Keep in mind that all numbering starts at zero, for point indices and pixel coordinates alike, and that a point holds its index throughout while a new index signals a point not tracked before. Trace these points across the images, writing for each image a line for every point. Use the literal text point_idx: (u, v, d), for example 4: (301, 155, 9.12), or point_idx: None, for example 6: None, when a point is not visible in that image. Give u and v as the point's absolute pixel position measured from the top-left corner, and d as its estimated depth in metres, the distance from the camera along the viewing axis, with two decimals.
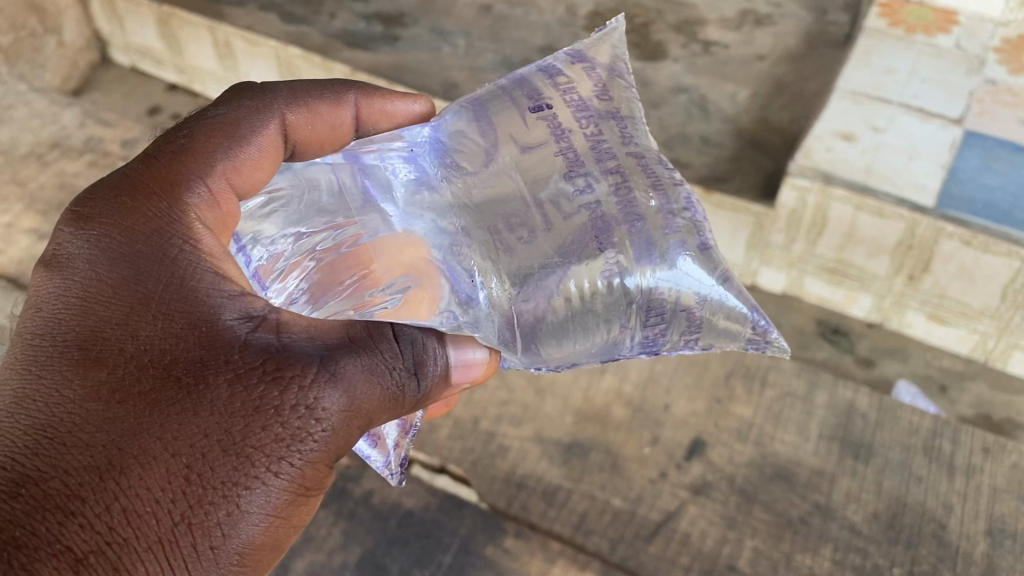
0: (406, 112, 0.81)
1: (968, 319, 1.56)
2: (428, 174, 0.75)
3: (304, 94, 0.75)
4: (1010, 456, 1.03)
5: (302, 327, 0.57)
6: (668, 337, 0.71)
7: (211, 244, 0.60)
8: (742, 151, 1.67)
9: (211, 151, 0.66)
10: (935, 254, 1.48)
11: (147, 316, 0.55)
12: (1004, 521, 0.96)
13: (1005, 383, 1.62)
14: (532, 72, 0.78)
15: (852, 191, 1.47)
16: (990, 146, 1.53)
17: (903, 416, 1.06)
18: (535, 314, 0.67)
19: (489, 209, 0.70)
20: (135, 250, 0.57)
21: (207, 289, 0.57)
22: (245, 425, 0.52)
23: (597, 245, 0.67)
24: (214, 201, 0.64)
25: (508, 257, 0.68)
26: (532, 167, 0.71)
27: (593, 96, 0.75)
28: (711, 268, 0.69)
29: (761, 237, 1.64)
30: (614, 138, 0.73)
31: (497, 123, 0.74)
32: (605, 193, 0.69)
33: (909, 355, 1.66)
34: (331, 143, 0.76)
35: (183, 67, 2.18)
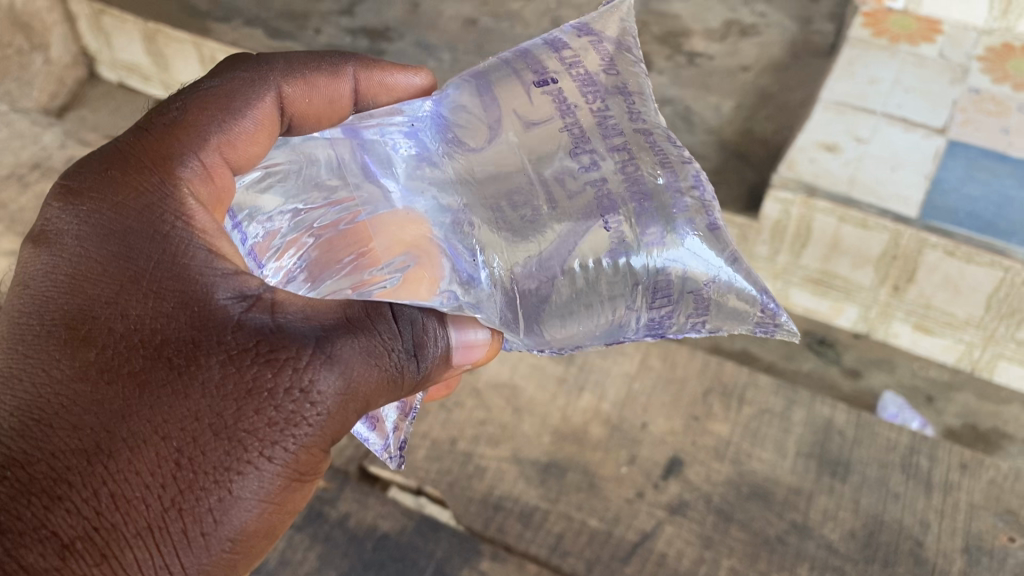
0: (406, 85, 0.85)
1: (953, 330, 1.56)
2: (428, 151, 0.79)
3: (303, 67, 0.78)
4: (987, 472, 1.04)
5: (299, 308, 0.62)
6: (676, 316, 0.74)
7: (204, 220, 0.64)
8: (726, 163, 1.66)
9: (205, 125, 0.70)
10: (919, 265, 1.47)
11: (138, 294, 0.59)
12: (980, 538, 0.98)
13: (991, 393, 1.63)
14: (537, 46, 0.81)
15: (835, 203, 1.47)
16: (973, 155, 1.52)
17: (881, 432, 1.08)
18: (542, 292, 0.71)
19: (490, 185, 0.74)
20: (125, 226, 0.62)
21: (200, 268, 0.61)
22: (237, 409, 0.57)
23: (603, 224, 0.70)
24: (209, 176, 0.68)
25: (516, 235, 0.72)
26: (536, 145, 0.74)
27: (600, 71, 0.78)
28: (722, 248, 0.72)
29: (745, 249, 1.64)
30: (620, 114, 0.75)
31: (501, 98, 0.77)
32: (612, 170, 0.72)
33: (896, 366, 1.67)
34: (329, 118, 0.79)
35: (170, 83, 2.18)
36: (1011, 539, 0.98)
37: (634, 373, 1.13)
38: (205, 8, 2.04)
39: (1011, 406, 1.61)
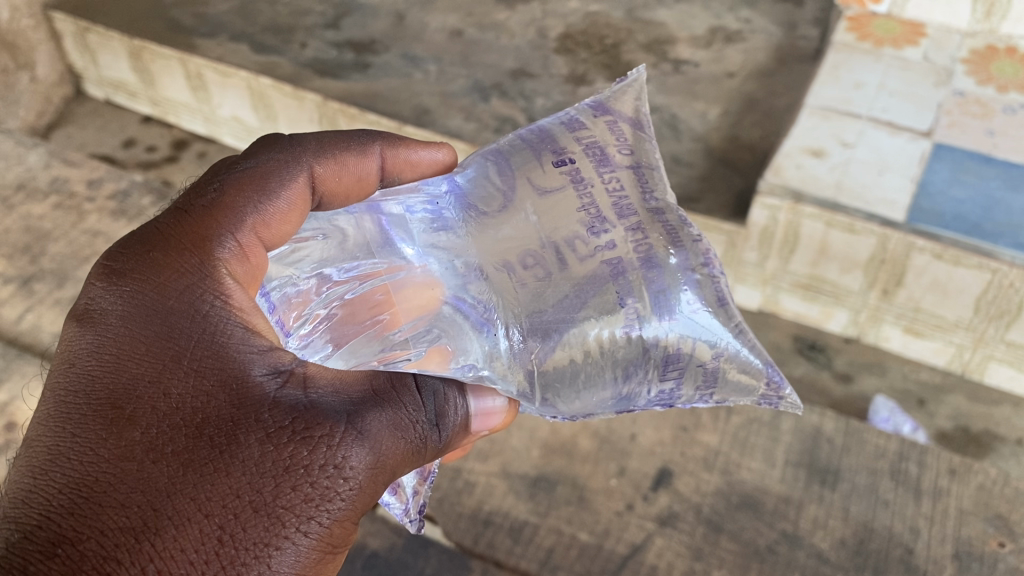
0: (429, 160, 0.80)
1: (943, 332, 1.56)
2: (449, 220, 0.75)
3: (333, 146, 0.74)
4: (976, 477, 1.05)
5: (328, 381, 0.60)
6: (686, 387, 0.72)
7: (241, 300, 0.62)
8: (713, 170, 1.65)
9: (241, 205, 0.67)
10: (907, 268, 1.47)
11: (180, 374, 0.56)
12: (970, 545, 0.98)
13: (982, 395, 1.62)
14: (553, 125, 0.79)
15: (822, 209, 1.47)
16: (959, 158, 1.53)
17: (869, 440, 1.09)
18: (554, 364, 0.68)
19: (503, 251, 0.70)
20: (167, 307, 0.59)
21: (237, 346, 0.58)
22: (276, 485, 0.54)
23: (618, 298, 0.68)
24: (244, 255, 0.65)
25: (535, 313, 0.68)
26: (552, 215, 0.71)
27: (616, 151, 0.75)
28: (729, 320, 0.70)
29: (733, 256, 1.64)
30: (634, 193, 0.72)
31: (518, 170, 0.74)
32: (621, 238, 0.70)
33: (887, 369, 1.67)
34: (356, 194, 0.75)
35: (157, 99, 2.18)
36: (1001, 544, 0.98)
37: None
38: (190, 24, 2.03)
39: (1003, 407, 1.60)
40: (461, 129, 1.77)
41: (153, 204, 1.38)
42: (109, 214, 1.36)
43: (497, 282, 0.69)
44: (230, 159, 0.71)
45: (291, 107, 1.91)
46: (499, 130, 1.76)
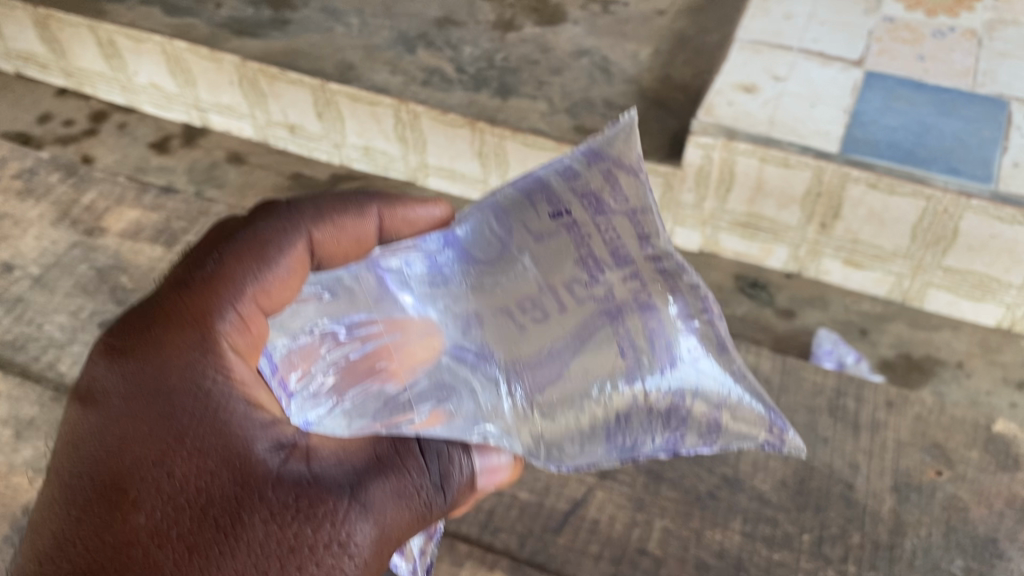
0: (428, 219, 0.73)
1: (882, 262, 1.56)
2: (447, 277, 0.71)
3: (331, 208, 0.70)
4: (912, 408, 1.05)
5: (331, 450, 0.57)
6: (693, 434, 0.68)
7: (241, 374, 0.59)
8: (646, 112, 1.61)
9: (240, 277, 0.63)
10: (843, 201, 1.47)
11: (182, 454, 0.54)
12: (908, 476, 0.99)
13: (923, 321, 1.63)
14: (550, 171, 0.71)
15: (755, 144, 1.44)
16: (892, 86, 1.51)
17: (807, 377, 1.09)
18: (558, 417, 0.65)
19: (501, 298, 0.69)
20: (165, 385, 0.56)
21: (240, 421, 0.56)
22: (281, 567, 0.51)
23: (619, 348, 0.65)
24: (245, 326, 0.61)
25: (536, 369, 0.66)
26: (551, 261, 0.68)
27: (613, 196, 0.68)
28: (727, 363, 0.68)
29: (671, 198, 1.62)
30: (631, 241, 0.67)
31: (513, 215, 0.70)
32: (618, 283, 0.66)
33: (829, 302, 1.67)
34: (355, 255, 0.71)
35: (70, 70, 2.09)
36: (939, 473, 0.99)
37: None
38: None
39: (942, 331, 1.61)
40: (387, 83, 1.69)
41: (62, 181, 1.30)
42: (14, 195, 1.28)
43: (495, 333, 0.68)
44: (228, 223, 0.68)
45: (210, 70, 1.85)
46: (427, 82, 1.69)
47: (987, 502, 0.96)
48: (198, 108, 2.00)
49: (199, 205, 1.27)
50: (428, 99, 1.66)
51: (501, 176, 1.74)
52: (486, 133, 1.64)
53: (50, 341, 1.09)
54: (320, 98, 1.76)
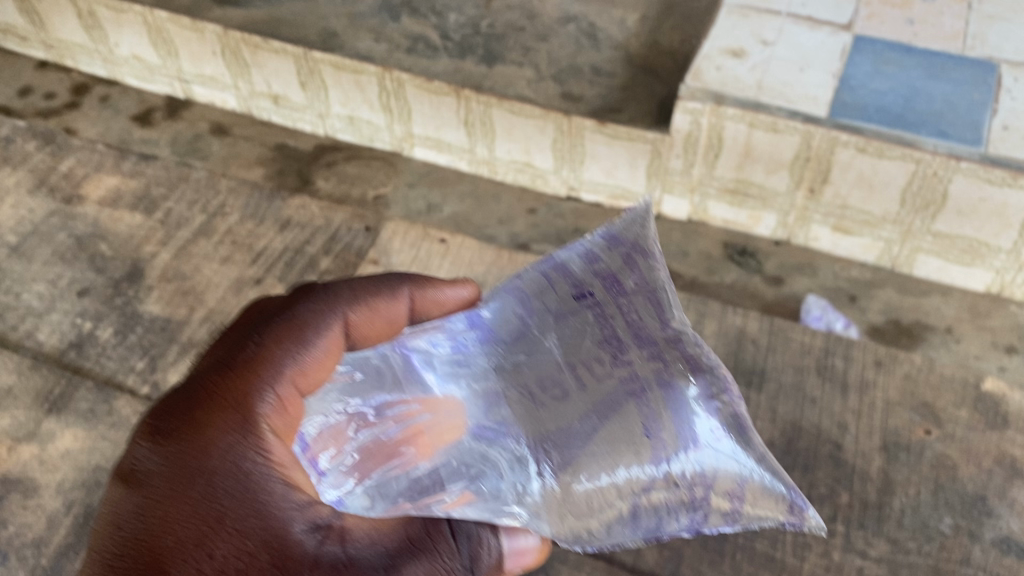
0: (455, 299, 0.78)
1: (871, 228, 1.56)
2: (474, 364, 0.74)
3: (366, 290, 0.71)
4: (901, 367, 1.05)
5: (365, 532, 0.59)
6: (715, 511, 0.68)
7: (280, 454, 0.60)
8: (634, 79, 1.59)
9: (277, 354, 0.64)
10: (833, 165, 1.45)
11: (223, 535, 0.55)
12: (897, 435, 0.99)
13: (912, 286, 1.62)
14: (572, 258, 0.74)
15: (744, 109, 1.43)
16: (880, 50, 1.50)
17: (794, 337, 1.08)
18: (585, 500, 0.67)
19: (525, 379, 0.72)
20: (208, 469, 0.57)
21: (278, 503, 0.57)
22: None
23: (645, 430, 0.64)
24: (283, 407, 0.62)
25: (564, 448, 0.67)
26: (575, 345, 0.70)
27: (633, 277, 0.70)
28: (751, 450, 0.67)
29: (659, 165, 1.60)
30: (651, 320, 0.67)
31: (540, 305, 0.74)
32: (641, 362, 0.66)
33: (818, 270, 1.66)
34: (386, 336, 0.73)
35: (50, 42, 2.06)
36: (928, 432, 0.99)
37: None
38: None
39: (932, 297, 1.61)
40: (371, 51, 1.67)
41: (40, 150, 1.28)
42: None
43: (522, 410, 0.71)
44: (268, 304, 0.69)
45: (191, 40, 1.82)
46: (411, 50, 1.67)
47: (976, 459, 0.97)
48: (180, 79, 1.97)
49: (178, 171, 1.26)
50: (412, 67, 1.64)
51: (488, 145, 1.72)
52: (472, 100, 1.62)
53: (28, 310, 1.09)
54: (304, 68, 1.74)
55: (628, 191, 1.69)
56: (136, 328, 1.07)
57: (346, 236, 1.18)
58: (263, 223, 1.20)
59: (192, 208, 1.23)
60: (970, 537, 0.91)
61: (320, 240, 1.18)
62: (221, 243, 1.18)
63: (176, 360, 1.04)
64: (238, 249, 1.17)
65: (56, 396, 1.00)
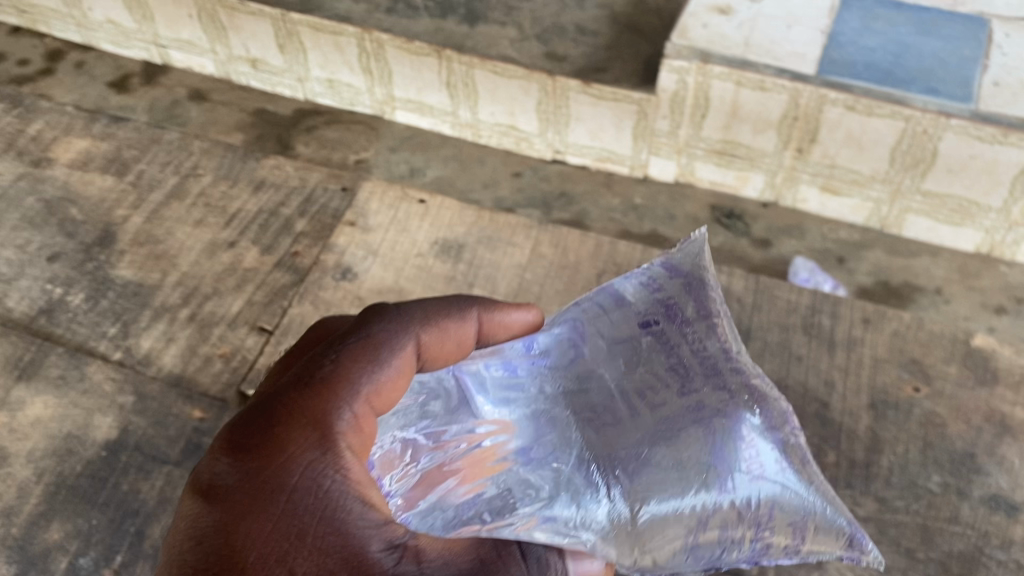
0: (521, 320, 0.78)
1: (860, 188, 1.53)
2: (521, 384, 0.78)
3: (437, 313, 0.71)
4: (889, 324, 1.04)
5: (439, 550, 0.62)
6: (776, 545, 0.77)
7: (358, 474, 0.61)
8: (619, 38, 1.57)
9: (355, 376, 0.64)
10: (821, 123, 1.43)
11: (305, 551, 0.57)
12: (885, 392, 0.98)
13: (901, 247, 1.60)
14: (632, 288, 0.80)
15: (731, 67, 1.40)
16: (869, 6, 1.47)
17: (780, 295, 1.07)
18: (661, 527, 0.72)
19: (589, 404, 0.77)
20: (290, 486, 0.59)
21: (356, 522, 0.59)
22: None
23: (712, 459, 0.73)
24: (359, 427, 0.63)
25: (634, 476, 0.72)
26: (640, 373, 0.77)
27: (691, 306, 0.79)
28: (807, 481, 0.78)
29: (645, 126, 1.57)
30: (715, 351, 0.77)
31: (601, 331, 0.80)
32: (708, 394, 0.75)
33: (806, 232, 1.64)
34: (454, 356, 0.73)
35: (23, 7, 2.01)
36: (916, 389, 0.98)
37: (525, 264, 1.09)
38: None
39: (921, 258, 1.59)
40: (350, 12, 1.64)
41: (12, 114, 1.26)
42: None
43: (588, 435, 0.75)
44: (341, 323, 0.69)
45: (167, 3, 1.78)
46: (392, 10, 1.64)
47: (965, 417, 0.96)
48: (157, 44, 1.93)
49: (150, 133, 1.25)
50: (393, 27, 1.61)
51: (470, 107, 1.69)
52: (453, 61, 1.58)
53: None
54: (282, 30, 1.70)
55: (614, 153, 1.67)
56: (108, 293, 1.06)
57: (322, 197, 1.17)
58: (237, 184, 1.19)
59: (164, 170, 1.22)
60: (958, 494, 0.90)
61: (296, 202, 1.17)
62: (194, 206, 1.17)
63: (149, 324, 1.03)
64: (212, 212, 1.17)
65: (26, 362, 0.99)
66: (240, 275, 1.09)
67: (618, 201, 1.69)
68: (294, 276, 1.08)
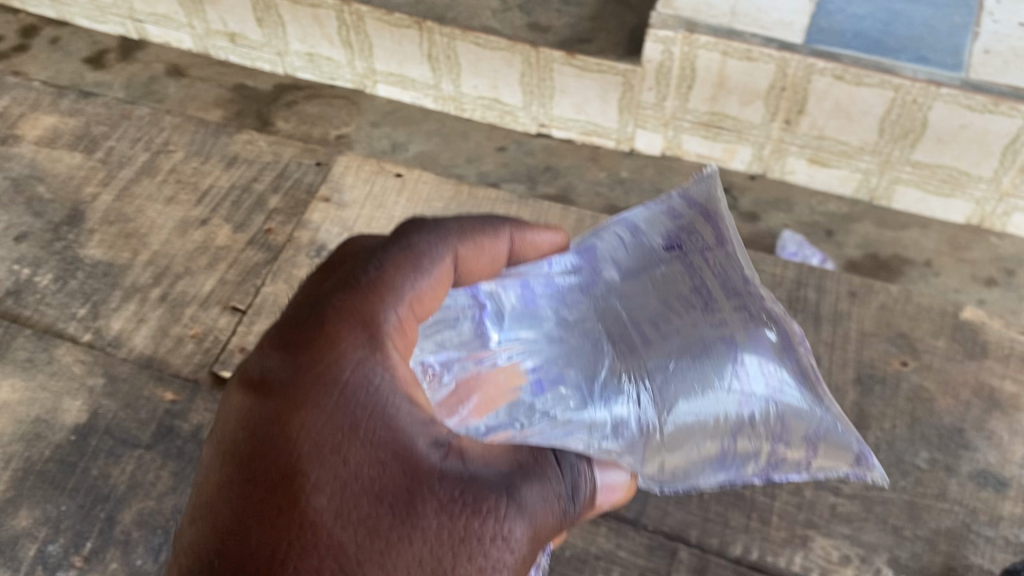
0: (549, 243, 0.75)
1: (848, 159, 1.51)
2: (541, 308, 0.74)
3: (474, 227, 0.68)
4: (876, 298, 1.02)
5: (480, 451, 0.56)
6: (788, 460, 0.73)
7: (403, 376, 0.56)
8: (604, 8, 1.54)
9: (393, 279, 0.61)
10: (809, 94, 1.40)
11: (358, 441, 0.52)
12: (872, 367, 0.96)
13: (891, 220, 1.58)
14: (647, 213, 0.76)
15: (717, 36, 1.36)
16: None
17: (766, 270, 1.05)
18: (681, 440, 0.70)
19: (620, 323, 0.73)
20: (334, 380, 0.54)
21: (403, 417, 0.54)
22: (453, 557, 0.50)
23: (731, 373, 0.69)
24: (402, 331, 0.59)
25: (662, 388, 0.69)
26: (667, 292, 0.73)
27: (708, 228, 0.72)
28: (826, 402, 0.73)
29: (631, 98, 1.54)
30: (735, 274, 0.70)
31: (623, 254, 0.76)
32: (730, 315, 0.70)
33: (794, 204, 1.62)
34: (487, 272, 0.70)
35: None
36: (904, 364, 0.96)
37: None
38: None
39: (911, 230, 1.57)
40: None
41: None
42: None
43: (620, 356, 0.72)
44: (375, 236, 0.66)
45: None
46: None
47: (953, 391, 0.94)
48: (133, 19, 1.89)
49: (120, 108, 1.22)
50: None
51: (453, 80, 1.66)
52: (435, 33, 1.55)
53: None
54: (259, 3, 1.66)
55: (599, 126, 1.64)
56: (77, 274, 1.04)
57: (296, 172, 1.14)
58: (209, 160, 1.17)
59: (135, 146, 1.19)
60: (946, 471, 0.88)
61: (269, 177, 1.14)
62: (165, 182, 1.14)
63: (119, 304, 1.01)
64: (183, 188, 1.14)
65: None
66: (212, 253, 1.06)
67: (605, 174, 1.67)
68: (267, 253, 1.05)
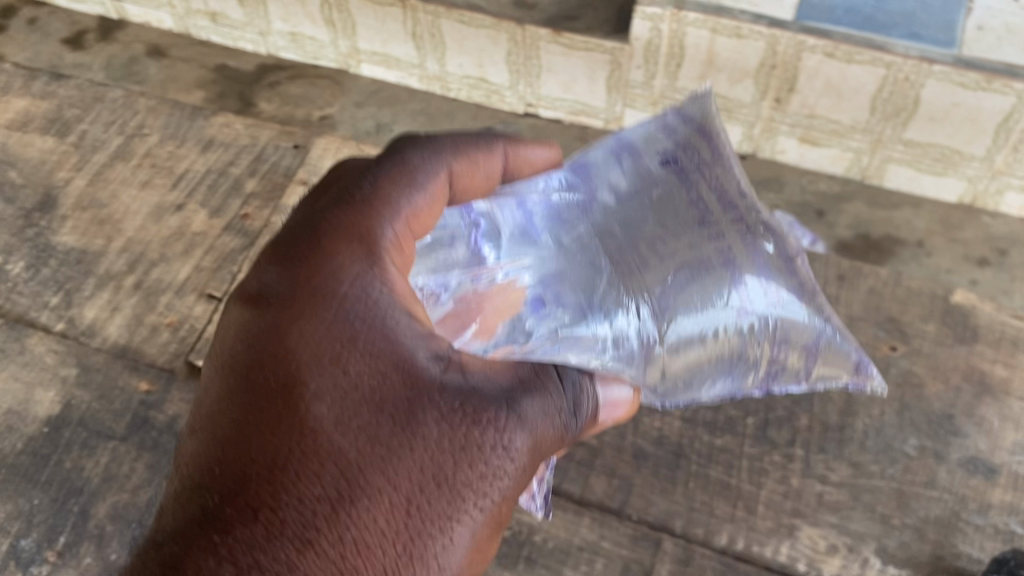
0: (539, 159, 0.80)
1: (839, 138, 1.49)
2: (538, 232, 0.79)
3: (466, 144, 0.73)
4: (865, 281, 1.01)
5: (481, 367, 0.60)
6: (789, 367, 0.82)
7: (404, 288, 0.62)
8: None
9: (394, 196, 0.66)
10: (799, 71, 1.38)
11: (358, 354, 0.57)
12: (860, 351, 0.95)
13: (882, 199, 1.57)
14: (638, 134, 0.82)
15: (705, 13, 1.33)
16: None
17: None
18: (690, 350, 0.77)
19: (616, 247, 0.79)
20: (338, 293, 0.59)
21: (403, 330, 0.59)
22: (454, 464, 0.54)
23: (732, 279, 0.78)
24: (400, 245, 0.65)
25: (663, 300, 0.76)
26: (666, 212, 0.79)
27: (705, 151, 0.81)
28: (819, 309, 0.83)
29: (619, 77, 1.51)
30: (730, 185, 0.80)
31: (614, 175, 0.81)
32: (728, 226, 0.79)
33: (785, 183, 1.60)
34: (481, 190, 0.76)
35: None
36: (893, 348, 0.95)
37: None
38: None
39: (902, 210, 1.56)
40: None
41: None
42: None
43: (613, 277, 0.77)
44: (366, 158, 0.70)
45: None
46: None
47: (943, 376, 0.93)
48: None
49: (93, 90, 1.19)
50: None
51: (438, 60, 1.64)
52: (418, 11, 1.52)
53: None
54: None
55: (587, 105, 1.61)
56: (50, 261, 1.02)
57: (273, 155, 1.12)
58: (184, 143, 1.14)
59: (109, 129, 1.16)
60: (935, 457, 0.87)
61: (246, 160, 1.11)
62: (140, 166, 1.12)
63: (93, 292, 0.99)
64: (158, 172, 1.11)
65: None
66: (188, 239, 1.04)
67: None
68: (244, 239, 1.03)
